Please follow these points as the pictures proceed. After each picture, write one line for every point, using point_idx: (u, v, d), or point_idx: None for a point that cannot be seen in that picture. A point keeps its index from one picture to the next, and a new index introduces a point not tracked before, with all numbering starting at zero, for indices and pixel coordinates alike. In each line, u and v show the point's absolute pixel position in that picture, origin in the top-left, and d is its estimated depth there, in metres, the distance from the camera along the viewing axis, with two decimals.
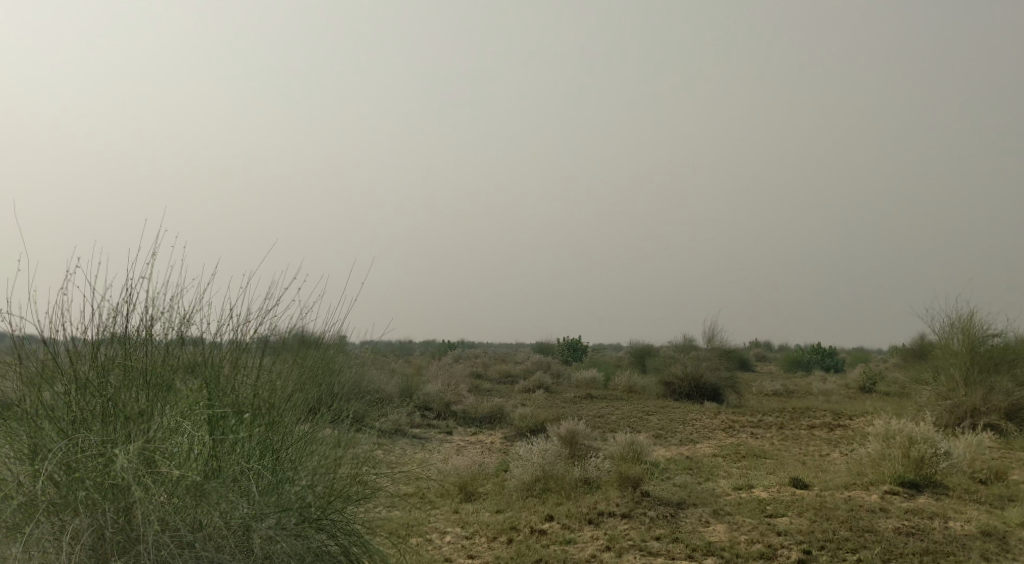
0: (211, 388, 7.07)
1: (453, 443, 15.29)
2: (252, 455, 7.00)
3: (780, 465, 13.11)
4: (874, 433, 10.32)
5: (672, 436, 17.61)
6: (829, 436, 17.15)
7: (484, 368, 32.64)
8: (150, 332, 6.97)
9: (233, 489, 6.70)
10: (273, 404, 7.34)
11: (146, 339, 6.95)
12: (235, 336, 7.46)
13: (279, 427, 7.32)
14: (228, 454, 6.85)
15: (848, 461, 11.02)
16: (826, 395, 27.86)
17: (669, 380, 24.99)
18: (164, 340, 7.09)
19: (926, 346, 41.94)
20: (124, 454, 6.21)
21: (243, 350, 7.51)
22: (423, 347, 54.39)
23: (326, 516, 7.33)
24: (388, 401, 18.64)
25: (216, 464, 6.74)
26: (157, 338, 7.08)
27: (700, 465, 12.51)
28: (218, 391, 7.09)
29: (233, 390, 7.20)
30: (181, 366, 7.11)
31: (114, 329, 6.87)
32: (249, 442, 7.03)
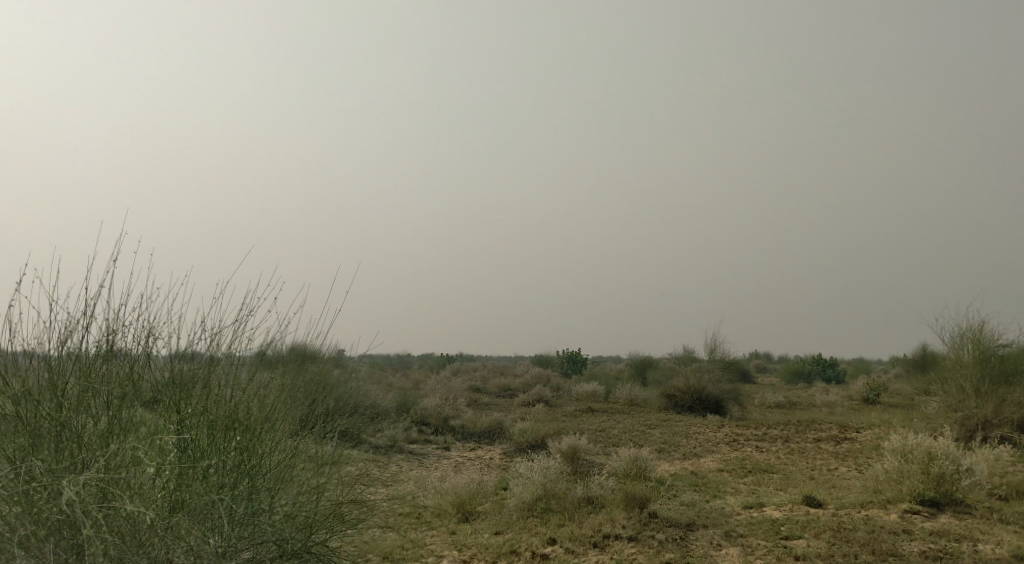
0: (178, 410, 6.69)
1: (451, 459, 14.88)
2: (225, 484, 6.59)
3: (789, 481, 12.71)
4: (889, 448, 9.92)
5: (675, 451, 17.21)
6: (836, 449, 16.73)
7: (483, 382, 32.21)
8: (110, 348, 6.61)
9: (201, 523, 6.32)
10: (249, 426, 6.92)
11: (106, 356, 6.59)
12: (206, 350, 7.10)
13: (256, 452, 6.91)
14: (199, 484, 6.42)
15: (862, 477, 10.62)
16: (830, 407, 27.45)
17: (671, 392, 24.59)
18: (126, 356, 6.73)
19: (928, 356, 41.54)
20: (76, 488, 5.86)
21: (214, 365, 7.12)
22: (421, 360, 53.98)
23: (306, 549, 7.09)
24: (384, 416, 18.25)
25: (181, 496, 6.36)
26: (119, 353, 6.71)
27: (707, 481, 12.09)
28: (186, 414, 6.70)
29: (204, 411, 6.79)
30: (146, 384, 6.75)
31: (72, 345, 6.51)
32: (223, 469, 6.62)
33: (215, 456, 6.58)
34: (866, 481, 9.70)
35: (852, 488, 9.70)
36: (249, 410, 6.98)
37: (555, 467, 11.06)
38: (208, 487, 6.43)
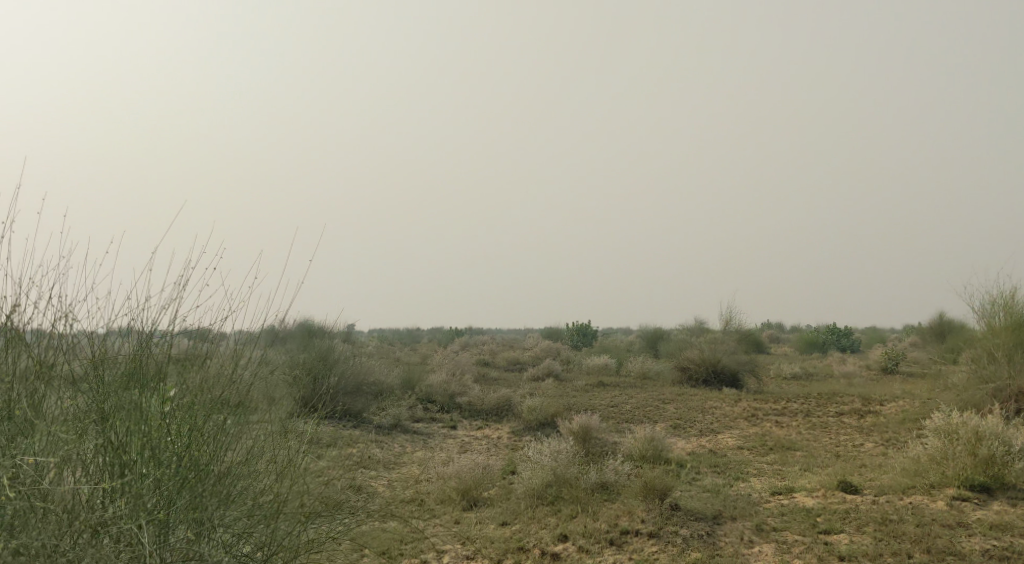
0: (104, 413, 6.22)
1: (457, 439, 14.26)
2: (156, 503, 6.14)
3: (815, 461, 11.99)
4: (929, 426, 9.20)
5: (691, 427, 16.54)
6: (859, 424, 16.00)
7: (492, 356, 31.53)
8: (27, 336, 6.31)
9: (122, 547, 6.00)
10: (182, 435, 6.33)
11: (25, 344, 6.29)
12: (137, 335, 6.50)
13: (194, 463, 6.35)
14: (121, 504, 6.04)
15: (897, 458, 9.92)
16: (849, 378, 26.70)
17: (685, 365, 23.86)
18: (51, 341, 6.38)
19: (947, 324, 40.64)
20: None
21: (148, 352, 6.52)
22: (429, 335, 53.37)
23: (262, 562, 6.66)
24: (387, 394, 17.62)
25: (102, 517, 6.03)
26: (45, 338, 6.38)
27: (728, 462, 11.40)
28: (112, 418, 6.21)
29: (133, 414, 6.25)
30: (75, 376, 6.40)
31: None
32: (154, 484, 6.15)
33: (150, 468, 6.16)
34: (903, 464, 8.99)
35: (888, 471, 8.99)
36: (182, 415, 6.39)
37: (566, 449, 10.39)
38: (131, 509, 6.03)
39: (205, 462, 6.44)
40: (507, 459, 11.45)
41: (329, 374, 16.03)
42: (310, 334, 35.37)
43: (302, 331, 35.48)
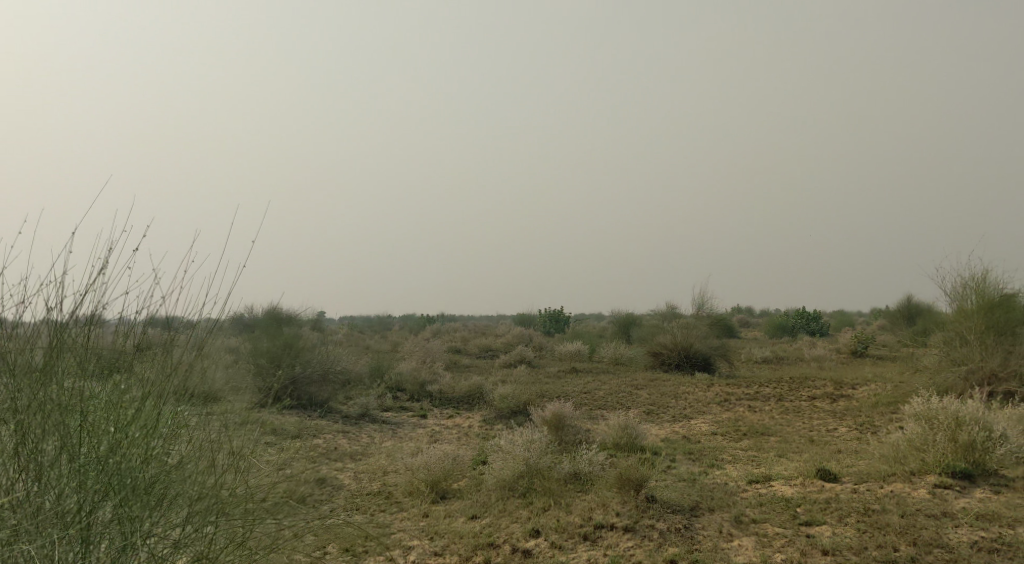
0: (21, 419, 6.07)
1: (426, 429, 13.95)
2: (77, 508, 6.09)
3: (789, 447, 11.84)
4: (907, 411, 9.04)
5: (664, 413, 16.38)
6: (832, 408, 15.91)
7: (463, 343, 31.22)
8: None
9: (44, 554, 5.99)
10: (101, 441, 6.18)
11: None
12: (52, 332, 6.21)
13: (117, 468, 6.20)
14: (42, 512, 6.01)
15: (875, 445, 9.78)
16: (820, 362, 26.75)
17: (657, 350, 23.70)
18: None
19: (914, 307, 40.95)
20: None
21: (64, 349, 6.24)
22: (400, 322, 52.90)
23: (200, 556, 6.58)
24: (355, 383, 17.24)
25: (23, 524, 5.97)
26: None
27: (703, 449, 11.20)
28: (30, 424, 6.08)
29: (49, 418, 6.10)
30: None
31: None
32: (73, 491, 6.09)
33: (70, 475, 6.10)
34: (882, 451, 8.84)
35: (865, 459, 8.85)
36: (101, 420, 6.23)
37: (539, 438, 10.11)
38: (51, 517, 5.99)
39: (134, 467, 6.26)
40: (476, 449, 11.15)
41: (295, 363, 15.63)
42: (278, 323, 34.82)
43: (270, 319, 34.93)
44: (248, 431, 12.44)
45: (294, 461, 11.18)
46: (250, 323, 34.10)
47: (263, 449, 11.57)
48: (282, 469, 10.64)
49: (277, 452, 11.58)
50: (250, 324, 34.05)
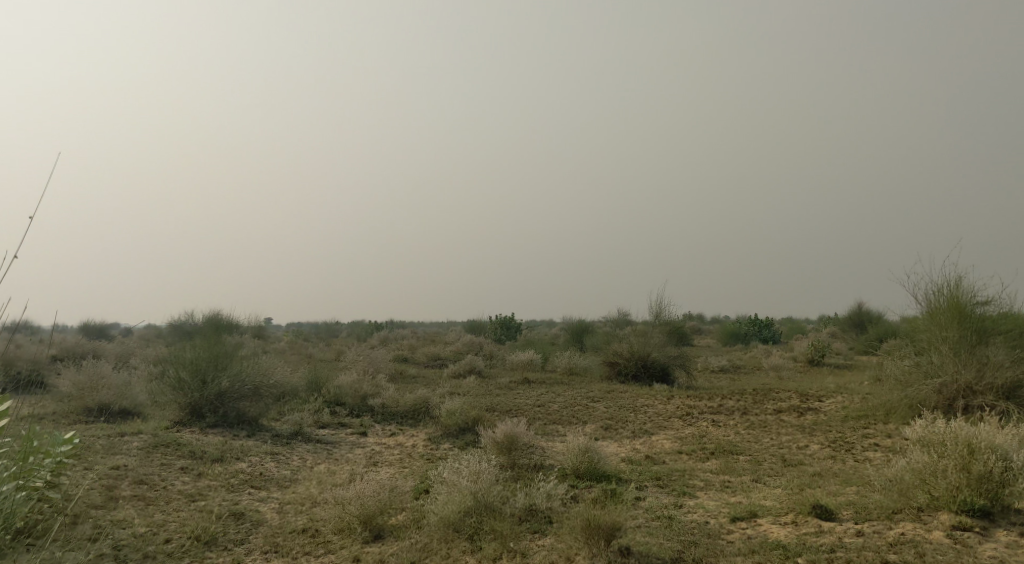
0: None
1: (366, 449, 12.72)
2: None
3: (763, 470, 10.87)
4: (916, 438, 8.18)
5: (623, 427, 15.34)
6: (800, 423, 15.02)
7: (411, 352, 29.86)
8: None
9: None
10: None
11: None
12: None
13: None
14: None
15: (869, 480, 8.85)
16: (777, 371, 26.01)
17: (613, 359, 22.71)
18: None
19: (867, 315, 40.64)
20: None
21: None
22: (350, 328, 51.31)
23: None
24: (289, 399, 15.88)
25: None
26: None
27: (670, 474, 10.17)
28: None
29: None
30: None
31: None
32: None
33: None
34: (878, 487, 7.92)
35: (858, 495, 7.90)
36: None
37: (490, 465, 8.98)
38: None
39: None
40: (419, 477, 9.98)
41: (222, 376, 14.18)
42: (216, 330, 33.02)
43: (208, 326, 33.12)
44: (162, 455, 11.07)
45: (211, 490, 9.89)
46: (186, 330, 32.27)
47: (177, 477, 10.25)
48: (195, 500, 9.32)
49: (194, 479, 10.25)
50: (186, 330, 32.21)
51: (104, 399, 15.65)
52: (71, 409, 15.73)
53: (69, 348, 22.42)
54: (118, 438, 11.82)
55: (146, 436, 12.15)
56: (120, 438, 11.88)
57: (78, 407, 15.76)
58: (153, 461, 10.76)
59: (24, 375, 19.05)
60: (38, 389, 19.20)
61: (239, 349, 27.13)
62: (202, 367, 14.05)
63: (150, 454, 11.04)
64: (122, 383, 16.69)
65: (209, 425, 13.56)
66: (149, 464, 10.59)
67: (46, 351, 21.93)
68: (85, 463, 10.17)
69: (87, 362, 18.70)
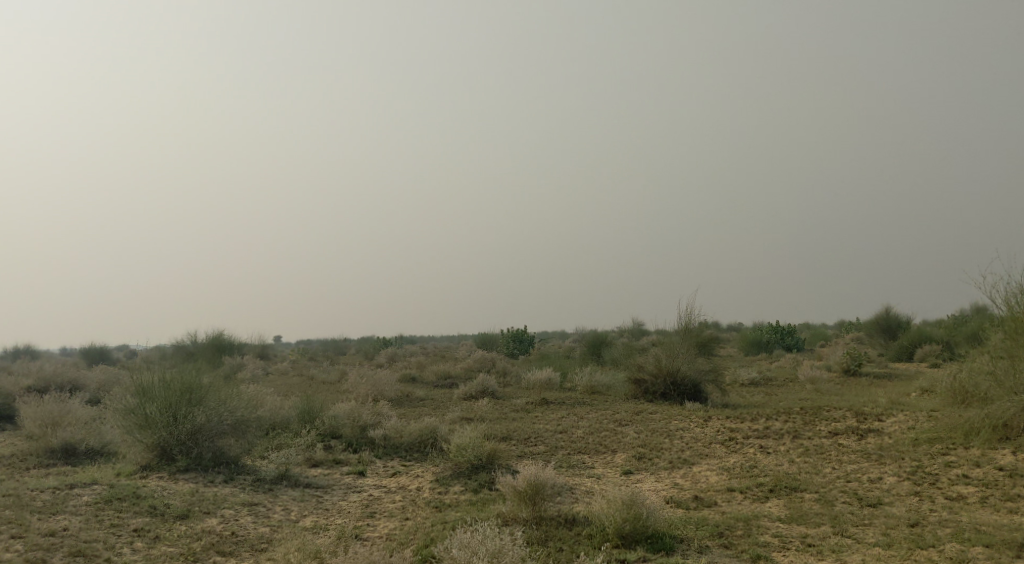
0: None
1: (364, 493, 10.85)
2: None
3: (843, 516, 8.90)
4: None
5: (658, 457, 13.38)
6: (863, 448, 13.02)
7: (419, 370, 27.98)
8: None
9: None
10: None
11: None
12: None
13: None
14: None
15: (998, 543, 7.11)
16: (815, 384, 24.03)
17: (638, 376, 20.76)
18: None
19: (896, 319, 38.58)
20: None
21: None
22: (358, 344, 49.53)
23: None
24: (280, 436, 13.99)
25: None
26: None
27: (733, 528, 8.25)
28: None
29: None
30: None
31: None
32: None
33: None
34: None
35: None
36: None
37: (514, 545, 7.14)
38: None
39: None
40: (421, 553, 8.09)
41: (196, 411, 12.26)
42: (215, 353, 31.23)
43: (207, 347, 31.34)
44: (115, 512, 9.22)
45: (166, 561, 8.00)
46: (181, 349, 30.46)
47: (127, 542, 8.38)
48: None
49: (147, 546, 8.36)
50: (181, 350, 30.45)
51: (69, 438, 13.80)
52: (32, 451, 13.88)
53: (47, 376, 20.62)
54: (66, 492, 9.93)
55: (101, 487, 10.26)
56: (69, 491, 10.02)
57: (40, 447, 13.93)
58: (102, 521, 8.88)
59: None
60: (7, 424, 17.41)
61: (234, 372, 25.25)
62: (172, 401, 12.14)
63: (101, 511, 9.19)
64: (92, 418, 14.84)
65: (180, 470, 11.71)
66: (95, 526, 8.71)
67: (21, 380, 20.13)
68: (14, 530, 8.32)
69: (58, 394, 16.89)
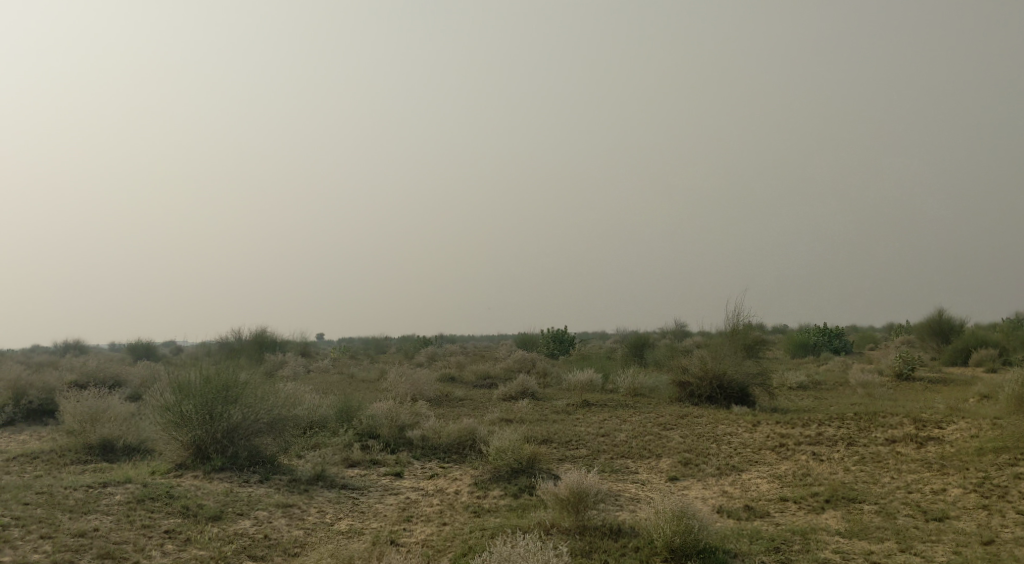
0: None
1: (400, 496, 10.53)
2: None
3: (908, 531, 8.34)
4: None
5: (705, 463, 12.87)
6: (924, 456, 12.37)
7: (459, 369, 27.70)
8: None
9: None
10: None
11: None
12: None
13: None
14: None
15: None
16: (868, 388, 23.24)
17: (683, 378, 20.20)
18: None
19: (950, 322, 37.37)
20: None
21: None
22: (398, 343, 49.48)
23: None
24: (317, 436, 13.74)
25: None
26: None
27: (790, 541, 7.76)
28: None
29: None
30: None
31: None
32: None
33: None
34: None
35: None
36: None
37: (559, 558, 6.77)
38: None
39: None
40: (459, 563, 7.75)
41: (232, 408, 12.04)
42: (257, 351, 31.30)
43: (249, 344, 31.43)
44: (147, 512, 9.01)
45: None
46: (224, 346, 30.58)
47: (157, 545, 8.15)
48: None
49: (178, 548, 8.14)
50: (223, 346, 30.58)
51: (107, 434, 13.70)
52: (71, 447, 13.81)
53: (90, 371, 20.73)
54: (99, 491, 9.75)
55: (135, 486, 10.08)
56: (102, 489, 9.84)
57: (79, 443, 13.86)
58: (133, 521, 8.67)
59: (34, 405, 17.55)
60: (49, 419, 17.46)
61: (275, 369, 25.22)
62: (208, 398, 11.93)
63: (132, 511, 8.99)
64: (131, 414, 14.75)
65: (215, 470, 11.51)
66: (126, 527, 8.49)
67: (64, 375, 20.24)
68: (43, 529, 8.13)
69: (98, 390, 16.89)
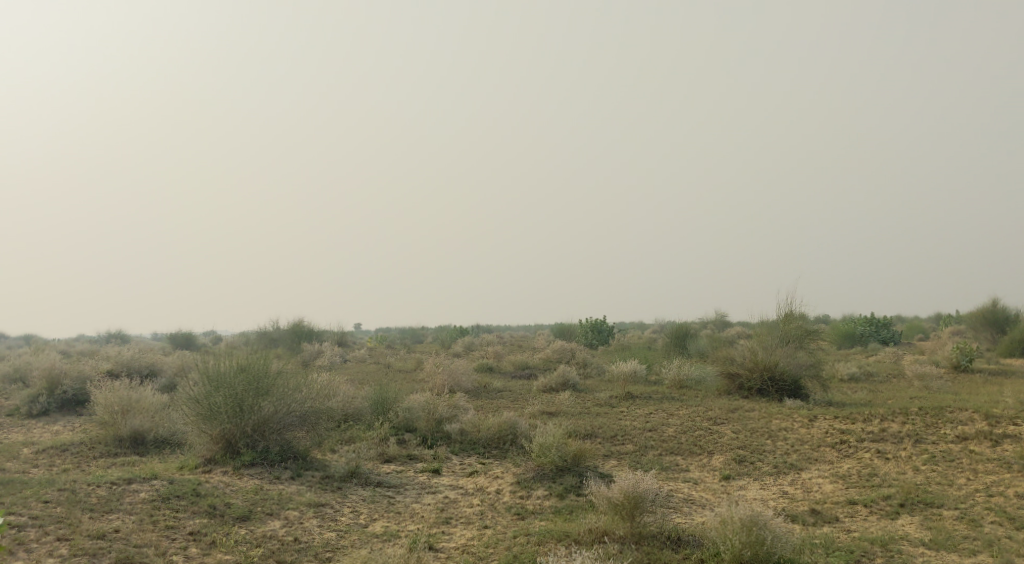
0: None
1: (438, 495, 9.91)
2: None
3: (1000, 541, 7.53)
4: None
5: (761, 460, 12.06)
6: (1001, 456, 11.46)
7: (497, 360, 27.06)
8: None
9: None
10: None
11: None
12: None
13: None
14: None
15: None
16: (925, 381, 22.18)
17: (732, 370, 19.36)
18: None
19: (1005, 312, 35.95)
20: None
21: None
22: (434, 333, 49.13)
23: None
24: (351, 430, 13.16)
25: None
26: None
27: (872, 553, 7.10)
28: None
29: None
30: None
31: None
32: None
33: None
34: None
35: None
36: None
37: None
38: None
39: None
40: None
41: (263, 401, 11.48)
42: (294, 342, 31.00)
43: (285, 335, 31.15)
44: (172, 512, 8.48)
45: None
46: (261, 335, 30.37)
47: (180, 548, 7.63)
48: None
49: (202, 552, 7.61)
50: (260, 336, 30.35)
51: (138, 426, 13.27)
52: (102, 439, 13.42)
53: (125, 360, 20.45)
54: (123, 488, 9.25)
55: (160, 482, 9.56)
56: (126, 486, 9.34)
57: (109, 435, 13.45)
58: (156, 522, 8.15)
59: (68, 394, 17.27)
60: (83, 409, 17.16)
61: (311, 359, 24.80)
62: (238, 390, 11.38)
63: (156, 510, 8.46)
64: (162, 406, 14.31)
65: (245, 465, 10.99)
66: (149, 527, 7.97)
67: (100, 364, 19.99)
68: (61, 531, 7.63)
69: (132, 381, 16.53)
